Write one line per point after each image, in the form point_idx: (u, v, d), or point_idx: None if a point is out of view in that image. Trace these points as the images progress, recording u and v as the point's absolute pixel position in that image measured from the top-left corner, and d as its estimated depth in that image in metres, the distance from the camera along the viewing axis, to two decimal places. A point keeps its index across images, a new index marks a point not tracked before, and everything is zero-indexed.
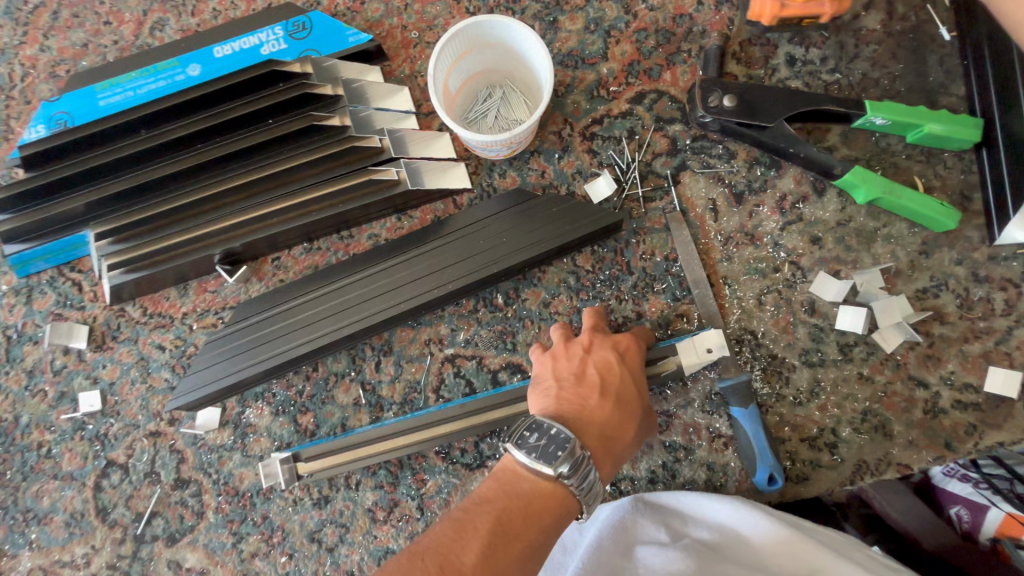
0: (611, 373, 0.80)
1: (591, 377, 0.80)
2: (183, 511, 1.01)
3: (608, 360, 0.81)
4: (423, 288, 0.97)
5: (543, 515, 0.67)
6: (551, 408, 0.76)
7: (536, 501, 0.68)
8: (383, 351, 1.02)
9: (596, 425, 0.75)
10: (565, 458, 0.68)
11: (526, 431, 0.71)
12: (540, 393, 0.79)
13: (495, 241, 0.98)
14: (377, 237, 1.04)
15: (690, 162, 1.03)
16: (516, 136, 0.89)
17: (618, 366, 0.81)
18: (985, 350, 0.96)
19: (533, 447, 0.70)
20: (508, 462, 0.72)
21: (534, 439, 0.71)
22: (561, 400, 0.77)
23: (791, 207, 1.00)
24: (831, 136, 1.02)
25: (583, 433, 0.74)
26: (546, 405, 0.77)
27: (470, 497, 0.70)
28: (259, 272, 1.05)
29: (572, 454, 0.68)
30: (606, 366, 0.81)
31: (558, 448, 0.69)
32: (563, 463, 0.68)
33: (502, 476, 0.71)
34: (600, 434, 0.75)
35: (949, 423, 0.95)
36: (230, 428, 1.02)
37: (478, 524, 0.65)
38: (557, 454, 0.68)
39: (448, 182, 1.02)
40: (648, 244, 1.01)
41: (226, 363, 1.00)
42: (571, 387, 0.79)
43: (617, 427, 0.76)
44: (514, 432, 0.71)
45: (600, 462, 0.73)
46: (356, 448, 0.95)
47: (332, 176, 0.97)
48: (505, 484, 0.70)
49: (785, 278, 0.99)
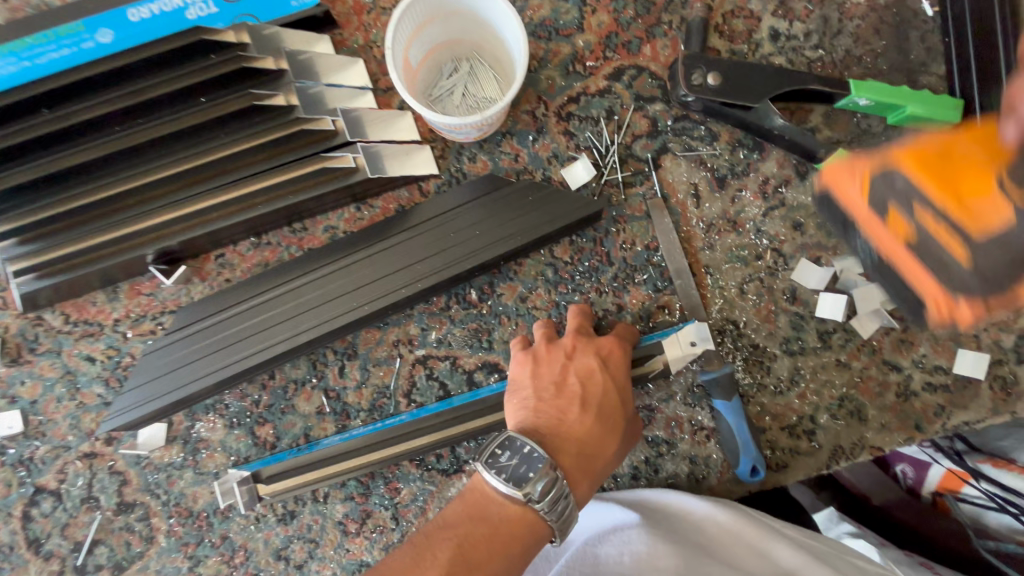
0: (593, 381, 0.78)
1: (572, 385, 0.78)
2: (130, 537, 0.92)
3: (590, 367, 0.79)
4: (389, 287, 0.89)
5: (509, 545, 0.64)
6: (527, 419, 0.75)
7: (502, 528, 0.65)
8: (347, 354, 0.94)
9: (573, 441, 0.73)
10: (536, 480, 0.66)
11: (497, 450, 0.69)
12: (519, 402, 0.77)
13: (467, 235, 0.90)
14: (335, 230, 0.95)
15: (671, 145, 0.97)
16: (486, 117, 0.80)
17: (601, 373, 0.79)
18: (955, 333, 0.97)
19: (503, 467, 0.67)
20: (477, 483, 0.70)
21: (505, 458, 0.68)
22: (539, 411, 0.75)
23: (773, 191, 0.97)
24: (813, 117, 0.99)
25: (559, 447, 0.72)
26: (523, 416, 0.75)
27: (434, 520, 0.68)
28: (202, 271, 0.94)
29: (544, 474, 0.67)
30: (587, 374, 0.79)
31: (529, 469, 0.67)
32: (534, 485, 0.66)
33: (471, 499, 0.69)
34: (577, 450, 0.73)
35: (919, 405, 0.96)
36: (179, 445, 0.93)
37: (438, 550, 0.62)
38: (529, 476, 0.66)
39: (412, 167, 0.93)
40: (628, 233, 0.96)
41: (166, 377, 0.89)
42: (549, 398, 0.77)
43: (596, 440, 0.75)
44: (485, 450, 0.69)
45: (575, 480, 0.72)
46: (325, 466, 0.88)
47: (277, 164, 0.86)
48: (472, 508, 0.67)
49: (767, 266, 0.96)
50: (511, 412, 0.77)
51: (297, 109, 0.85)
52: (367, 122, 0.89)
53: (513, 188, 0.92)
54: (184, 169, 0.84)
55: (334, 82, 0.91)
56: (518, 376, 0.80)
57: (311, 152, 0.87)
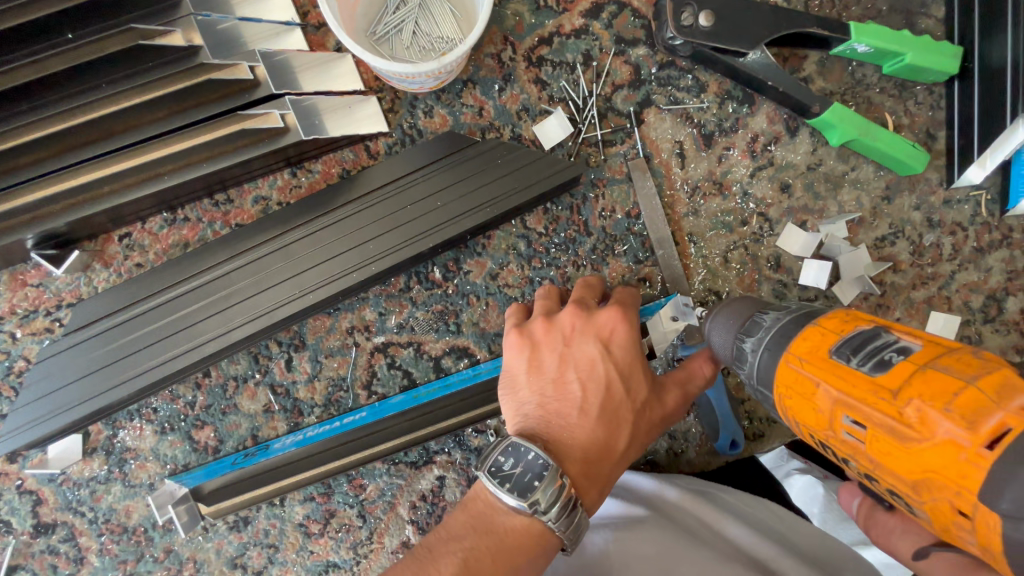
0: (596, 373, 0.67)
1: (572, 379, 0.67)
2: (54, 560, 0.81)
3: (592, 358, 0.68)
4: (336, 270, 0.76)
5: (516, 559, 0.58)
6: (526, 423, 0.65)
7: (508, 540, 0.58)
8: (294, 345, 0.83)
9: (576, 445, 0.64)
10: (544, 488, 0.58)
11: (500, 457, 0.61)
12: (517, 404, 0.68)
13: (427, 207, 0.77)
14: (267, 201, 0.80)
15: (655, 97, 0.87)
16: (445, 64, 0.66)
17: (606, 363, 0.68)
18: (929, 296, 0.93)
19: (506, 476, 0.60)
20: (480, 491, 0.63)
21: (509, 465, 0.61)
22: (537, 414, 0.66)
23: (762, 149, 0.89)
24: (807, 65, 0.90)
25: (564, 452, 0.63)
26: (521, 417, 0.66)
27: (435, 532, 0.61)
28: (104, 256, 0.78)
29: (552, 483, 0.59)
30: (589, 366, 0.68)
31: (535, 477, 0.59)
32: (541, 495, 0.58)
33: (473, 509, 0.62)
34: (583, 454, 0.64)
35: None
36: (101, 456, 0.80)
37: (440, 565, 0.56)
38: (535, 484, 0.59)
39: (359, 124, 0.78)
40: (607, 199, 0.86)
41: (69, 389, 0.74)
42: (548, 396, 0.67)
43: (603, 440, 0.65)
44: (487, 458, 0.61)
45: (583, 489, 0.62)
46: (274, 481, 0.79)
47: (182, 123, 0.70)
48: (476, 517, 0.61)
49: (752, 232, 0.90)
50: (510, 414, 0.68)
51: (202, 53, 0.68)
52: (297, 70, 0.74)
53: (478, 150, 0.79)
54: (57, 130, 0.67)
55: (251, 15, 0.73)
56: (512, 371, 0.69)
57: (226, 109, 0.71)
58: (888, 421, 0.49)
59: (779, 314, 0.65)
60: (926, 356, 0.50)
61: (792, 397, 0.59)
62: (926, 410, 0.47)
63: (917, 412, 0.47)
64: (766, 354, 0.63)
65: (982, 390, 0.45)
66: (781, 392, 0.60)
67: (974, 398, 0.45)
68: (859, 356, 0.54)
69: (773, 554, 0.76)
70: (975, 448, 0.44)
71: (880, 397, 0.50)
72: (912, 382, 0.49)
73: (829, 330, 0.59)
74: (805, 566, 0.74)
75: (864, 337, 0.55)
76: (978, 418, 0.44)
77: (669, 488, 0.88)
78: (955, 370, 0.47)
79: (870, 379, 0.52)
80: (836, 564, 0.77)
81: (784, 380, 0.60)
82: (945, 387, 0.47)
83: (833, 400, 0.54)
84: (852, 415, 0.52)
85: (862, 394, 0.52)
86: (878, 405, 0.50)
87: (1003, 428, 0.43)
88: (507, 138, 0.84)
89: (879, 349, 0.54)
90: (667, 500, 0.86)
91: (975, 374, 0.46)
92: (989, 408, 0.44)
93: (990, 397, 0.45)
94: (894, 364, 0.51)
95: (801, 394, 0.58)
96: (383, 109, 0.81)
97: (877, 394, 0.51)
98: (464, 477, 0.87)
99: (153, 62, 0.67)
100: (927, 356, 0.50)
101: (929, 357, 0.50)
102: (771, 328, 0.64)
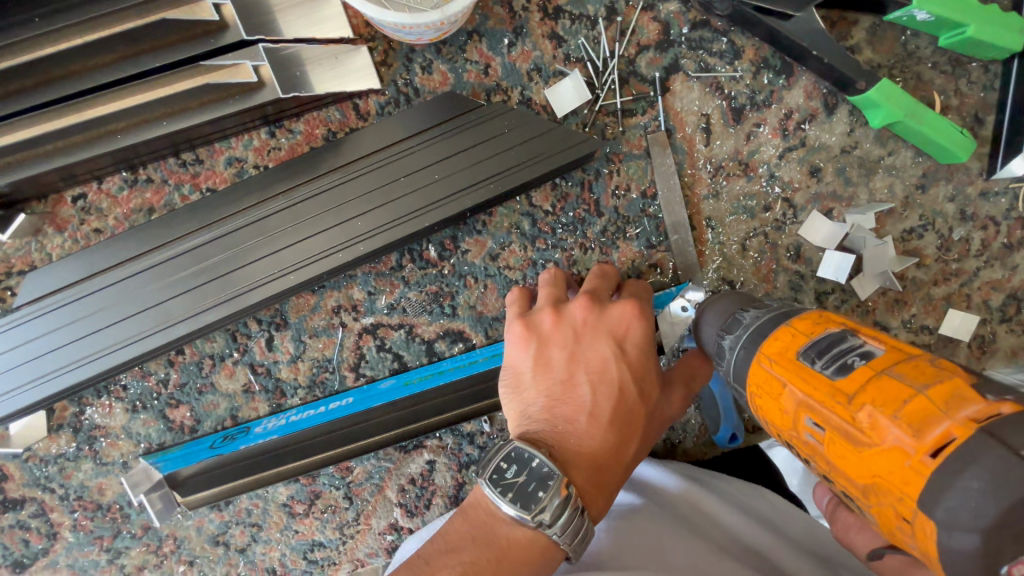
0: (608, 375, 0.62)
1: (582, 380, 0.62)
2: (26, 534, 0.77)
3: (604, 358, 0.63)
4: (319, 249, 0.69)
5: (519, 572, 0.55)
6: (530, 426, 0.61)
7: (510, 554, 0.55)
8: (275, 324, 0.76)
9: (586, 453, 0.60)
10: (548, 502, 0.55)
11: (502, 463, 0.57)
12: (523, 406, 0.63)
13: (422, 180, 0.69)
14: (241, 163, 0.70)
15: (684, 61, 0.77)
16: (448, 16, 0.56)
17: (619, 364, 0.63)
18: (949, 293, 0.87)
19: (508, 485, 0.56)
20: (480, 498, 0.60)
21: (511, 473, 0.57)
22: (545, 418, 0.61)
23: (795, 127, 0.81)
24: (856, 32, 0.81)
25: (571, 458, 0.59)
26: (525, 419, 0.62)
27: (433, 540, 0.58)
28: (57, 219, 0.69)
29: (557, 494, 0.55)
30: (601, 367, 0.63)
31: (539, 488, 0.56)
32: (545, 507, 0.55)
33: (474, 518, 0.59)
34: (592, 462, 0.60)
35: None
36: (69, 433, 0.76)
37: None
38: (539, 495, 0.55)
39: (346, 78, 0.69)
40: (622, 176, 0.78)
41: (23, 367, 0.68)
42: (555, 398, 0.62)
43: (614, 446, 0.61)
44: (489, 465, 0.58)
45: (590, 498, 0.59)
46: (253, 475, 0.75)
47: (134, 72, 0.60)
48: (477, 526, 0.58)
49: (775, 219, 0.83)
50: (513, 415, 0.64)
51: None
52: (276, 9, 0.65)
53: (480, 117, 0.70)
54: None
55: None
56: (516, 368, 0.64)
57: (184, 58, 0.61)
58: (842, 425, 0.47)
59: (759, 313, 0.61)
60: (886, 361, 0.48)
61: (761, 397, 0.56)
62: (877, 416, 0.44)
63: (869, 418, 0.45)
64: (742, 353, 0.59)
65: (932, 399, 0.43)
66: (751, 391, 0.57)
67: (923, 407, 0.43)
68: (823, 359, 0.51)
69: (768, 544, 0.74)
70: (919, 456, 0.41)
71: (836, 401, 0.48)
72: (868, 387, 0.46)
73: (799, 331, 0.55)
74: (799, 557, 0.73)
75: (830, 339, 0.52)
76: (925, 427, 0.42)
77: (664, 475, 0.85)
78: (908, 378, 0.45)
79: (831, 383, 0.49)
80: (827, 553, 0.77)
81: (754, 379, 0.57)
82: (898, 395, 0.44)
83: (798, 402, 0.51)
84: (814, 418, 0.49)
85: (820, 397, 0.49)
86: (833, 409, 0.48)
87: (947, 438, 0.41)
88: (515, 101, 0.74)
89: (843, 353, 0.50)
90: (661, 488, 0.83)
91: (927, 382, 0.44)
92: (936, 417, 0.42)
93: (940, 407, 0.42)
94: (854, 368, 0.48)
95: (771, 396, 0.54)
96: (374, 62, 0.71)
97: (834, 398, 0.48)
98: (455, 462, 0.83)
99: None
100: (887, 362, 0.47)
101: (889, 362, 0.47)
102: (750, 326, 0.60)
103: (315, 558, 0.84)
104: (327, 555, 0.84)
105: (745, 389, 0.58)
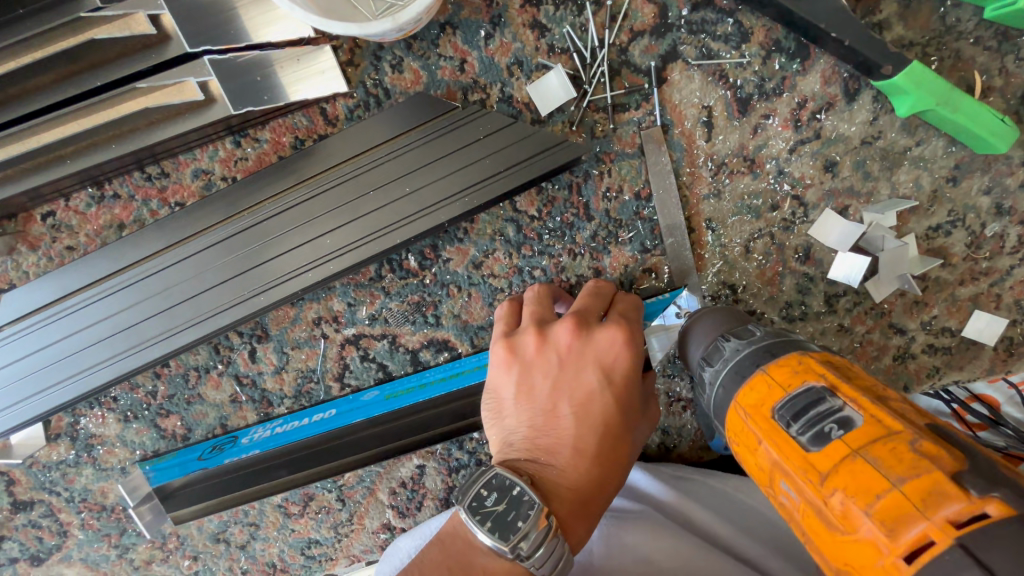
0: (592, 405, 0.60)
1: (566, 411, 0.60)
2: (39, 532, 0.81)
3: (590, 389, 0.60)
4: (291, 267, 0.68)
5: None
6: (512, 454, 0.60)
7: None
8: (257, 336, 0.76)
9: (567, 485, 0.58)
10: (528, 531, 0.53)
11: (483, 490, 0.56)
12: (505, 431, 0.62)
13: (393, 194, 0.67)
14: (208, 175, 0.69)
15: (683, 47, 0.70)
16: (401, 23, 0.54)
17: (605, 395, 0.60)
18: (976, 294, 0.77)
19: (487, 514, 0.55)
20: (458, 527, 0.58)
21: (491, 501, 0.56)
22: (529, 447, 0.60)
23: (809, 118, 0.73)
24: (886, 5, 0.71)
25: (551, 489, 0.58)
26: (507, 447, 0.61)
27: (410, 568, 0.56)
28: (29, 237, 0.70)
29: (536, 524, 0.54)
30: (585, 398, 0.60)
31: (518, 517, 0.54)
32: (525, 537, 0.53)
33: (451, 547, 0.57)
34: (574, 494, 0.58)
35: (914, 368, 0.79)
36: (67, 442, 0.78)
37: None
38: (518, 526, 0.54)
39: (310, 82, 0.66)
40: (614, 176, 0.73)
41: (6, 388, 0.69)
42: (537, 428, 0.61)
43: (597, 478, 0.59)
44: (468, 491, 0.56)
45: (571, 531, 0.57)
46: (242, 491, 0.77)
47: (73, 93, 0.61)
48: (454, 557, 0.56)
49: (783, 218, 0.75)
50: (496, 441, 0.63)
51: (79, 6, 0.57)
52: (238, 6, 0.61)
53: (457, 119, 0.67)
54: None
55: None
56: (499, 395, 0.63)
57: (122, 76, 0.62)
58: (816, 503, 0.46)
59: (740, 346, 0.60)
60: (863, 438, 0.46)
61: (740, 446, 0.56)
62: (851, 504, 0.43)
63: (841, 505, 0.44)
64: (721, 391, 0.59)
65: (907, 496, 0.41)
66: (732, 436, 0.57)
67: (898, 503, 0.41)
68: (799, 424, 0.49)
69: (761, 554, 0.69)
70: (892, 557, 0.40)
71: (809, 476, 0.47)
72: (841, 469, 0.45)
73: (777, 383, 0.53)
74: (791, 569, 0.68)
75: (808, 399, 0.50)
76: (900, 527, 0.40)
77: (654, 481, 0.78)
78: (884, 466, 0.43)
79: (804, 455, 0.47)
80: None
81: (733, 425, 0.57)
82: (872, 486, 0.43)
83: (772, 463, 0.50)
84: (788, 483, 0.49)
85: (792, 469, 0.48)
86: (806, 484, 0.47)
87: (924, 541, 0.39)
88: (495, 99, 0.70)
89: (820, 419, 0.48)
90: (649, 496, 0.77)
91: (905, 475, 0.42)
92: (913, 516, 0.40)
93: (917, 505, 0.40)
94: (831, 441, 0.47)
95: (749, 447, 0.54)
96: (340, 61, 0.67)
97: (807, 473, 0.47)
98: (445, 466, 0.80)
99: (61, 19, 0.58)
100: (864, 438, 0.45)
101: (865, 440, 0.45)
102: (730, 360, 0.59)
103: (313, 554, 0.83)
104: (323, 551, 0.83)
105: (726, 428, 0.58)
